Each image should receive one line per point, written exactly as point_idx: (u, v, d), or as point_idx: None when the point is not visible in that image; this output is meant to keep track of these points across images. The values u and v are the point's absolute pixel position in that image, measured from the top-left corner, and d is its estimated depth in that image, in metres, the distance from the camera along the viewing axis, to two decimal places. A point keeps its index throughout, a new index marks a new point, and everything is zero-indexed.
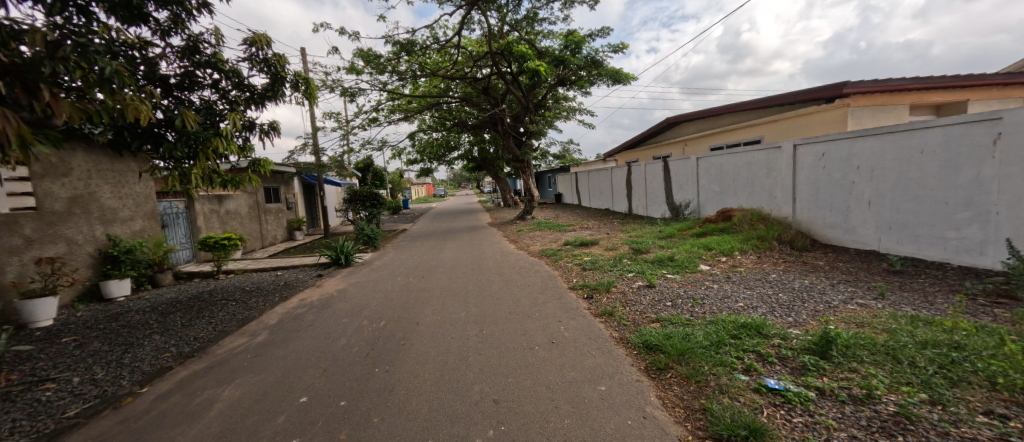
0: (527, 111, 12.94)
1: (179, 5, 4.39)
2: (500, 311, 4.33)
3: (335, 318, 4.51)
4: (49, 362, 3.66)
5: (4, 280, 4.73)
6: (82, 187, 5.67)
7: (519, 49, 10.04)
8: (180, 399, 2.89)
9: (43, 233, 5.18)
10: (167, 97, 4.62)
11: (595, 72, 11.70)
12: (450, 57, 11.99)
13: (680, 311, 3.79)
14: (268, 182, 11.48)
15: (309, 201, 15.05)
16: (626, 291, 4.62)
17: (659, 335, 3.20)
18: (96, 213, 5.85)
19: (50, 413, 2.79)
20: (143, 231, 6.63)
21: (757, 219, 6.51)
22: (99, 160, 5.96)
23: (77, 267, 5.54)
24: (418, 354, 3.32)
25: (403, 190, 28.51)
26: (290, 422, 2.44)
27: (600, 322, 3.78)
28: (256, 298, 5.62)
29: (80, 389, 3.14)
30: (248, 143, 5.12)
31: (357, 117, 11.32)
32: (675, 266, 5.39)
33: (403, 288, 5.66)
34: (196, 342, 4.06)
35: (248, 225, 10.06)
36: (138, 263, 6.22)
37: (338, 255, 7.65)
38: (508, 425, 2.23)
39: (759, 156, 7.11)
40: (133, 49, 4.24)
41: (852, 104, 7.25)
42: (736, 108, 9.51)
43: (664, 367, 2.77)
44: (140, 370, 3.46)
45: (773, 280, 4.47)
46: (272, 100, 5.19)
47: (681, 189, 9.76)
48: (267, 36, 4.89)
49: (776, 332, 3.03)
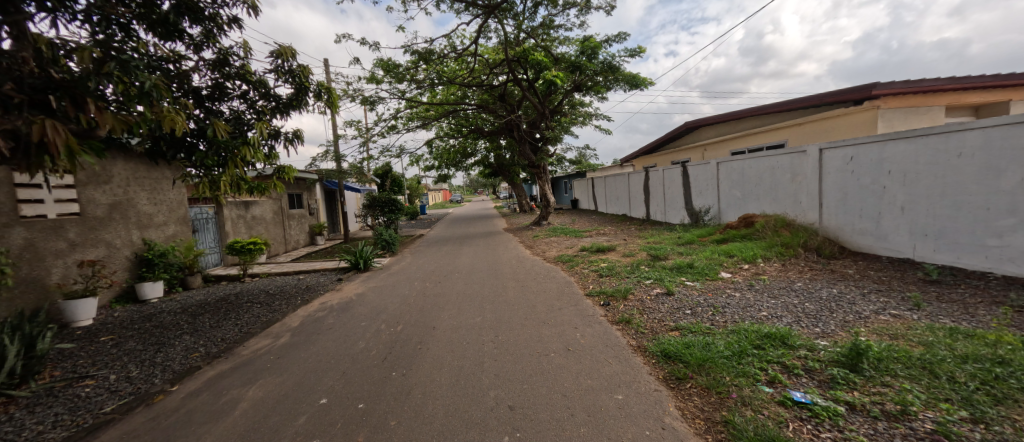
0: (543, 116, 13.01)
1: (211, 21, 4.64)
2: (516, 317, 4.33)
3: (354, 321, 4.61)
4: (89, 359, 3.87)
5: (50, 281, 5.01)
6: (121, 194, 6.01)
7: (535, 57, 10.10)
8: (208, 397, 3.01)
9: (86, 237, 5.49)
10: (199, 108, 4.86)
11: (612, 78, 11.61)
12: (466, 65, 12.10)
13: (700, 319, 3.70)
14: (291, 189, 11.84)
15: (330, 207, 15.47)
16: (644, 299, 4.53)
17: (679, 343, 3.15)
18: (133, 219, 6.18)
19: (89, 409, 2.94)
20: (175, 236, 6.99)
21: (781, 225, 6.34)
22: (137, 168, 6.31)
23: (116, 269, 5.86)
24: (435, 359, 3.36)
25: (420, 197, 29.07)
26: (310, 423, 2.50)
27: (617, 329, 3.74)
28: (279, 301, 5.78)
29: (117, 386, 3.30)
30: (272, 151, 5.32)
31: (378, 125, 11.55)
32: (695, 273, 5.27)
33: (419, 293, 5.74)
34: (223, 342, 4.21)
35: (273, 230, 10.42)
36: (170, 266, 6.55)
37: (358, 259, 7.78)
38: (523, 432, 2.23)
39: (782, 160, 6.91)
40: (168, 63, 4.47)
41: (883, 106, 6.98)
42: (758, 111, 9.26)
43: (683, 376, 2.71)
44: (172, 368, 3.61)
45: (799, 288, 4.32)
46: (296, 109, 5.40)
47: (700, 194, 9.55)
48: (292, 48, 5.08)
49: (802, 343, 2.93)
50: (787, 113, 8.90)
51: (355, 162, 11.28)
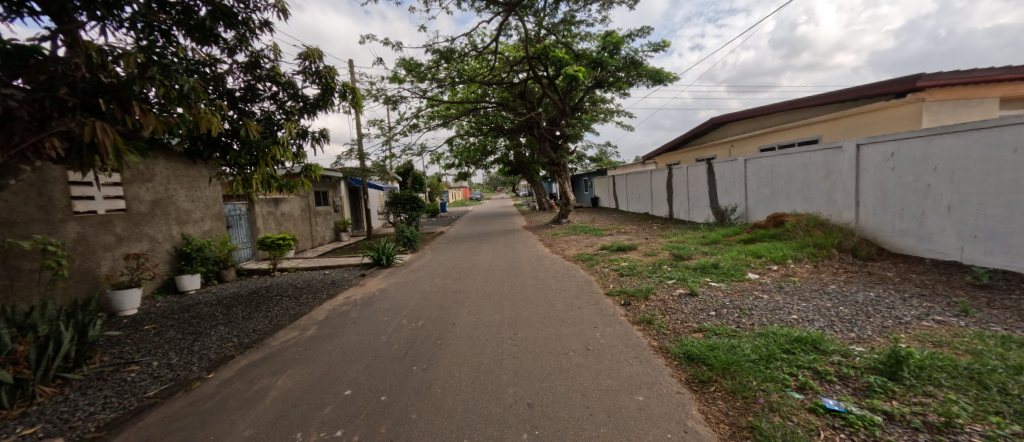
0: (564, 114, 12.90)
1: (244, 25, 4.84)
2: (535, 315, 4.33)
3: (377, 316, 4.73)
4: (133, 346, 4.14)
5: (100, 272, 5.37)
6: (162, 191, 6.38)
7: (555, 53, 10.02)
8: (241, 385, 3.16)
9: (131, 231, 5.85)
10: (233, 109, 5.08)
11: (634, 73, 11.39)
12: (487, 63, 12.13)
13: (725, 322, 3.60)
14: (317, 187, 12.23)
15: (354, 204, 15.88)
16: (666, 299, 4.44)
17: (702, 345, 3.07)
18: (173, 215, 6.55)
19: (134, 392, 3.15)
20: (211, 231, 7.35)
21: (813, 225, 6.06)
22: (176, 166, 6.67)
23: (158, 262, 6.22)
24: (454, 355, 3.40)
25: (440, 195, 29.42)
26: (335, 413, 2.58)
27: (638, 329, 3.68)
28: (306, 295, 5.99)
29: (159, 372, 3.52)
30: (300, 150, 5.51)
31: (399, 124, 11.76)
32: (720, 273, 5.11)
33: (440, 290, 5.81)
34: (254, 333, 4.41)
35: (300, 226, 10.79)
36: (207, 260, 6.89)
37: (380, 255, 7.96)
38: (542, 430, 2.23)
39: (816, 157, 6.60)
40: (205, 66, 4.69)
41: (928, 99, 6.56)
42: (790, 105, 8.87)
43: (707, 379, 2.64)
44: (208, 357, 3.81)
45: (832, 291, 4.11)
46: (322, 109, 5.57)
47: (727, 192, 9.25)
48: (319, 50, 5.24)
49: (836, 348, 2.80)
50: (821, 107, 8.49)
51: (378, 161, 11.52)
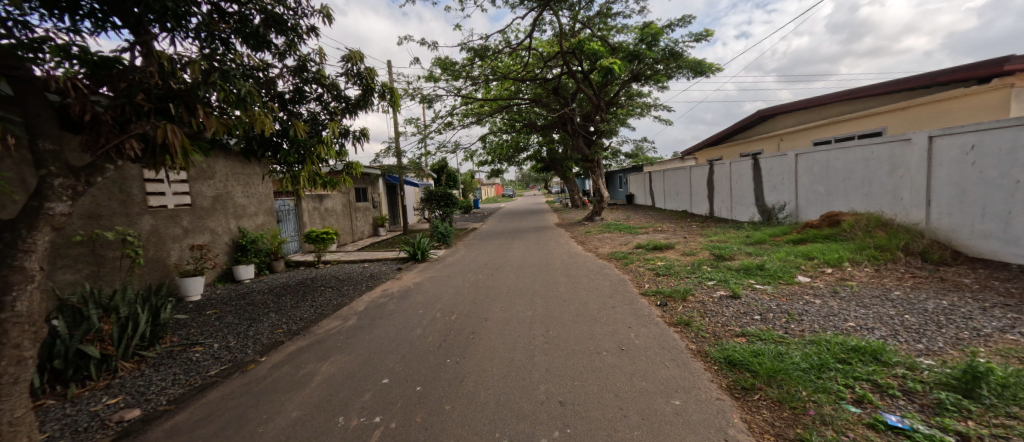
0: (598, 109, 12.64)
1: (293, 31, 5.13)
2: (567, 313, 4.29)
3: (412, 309, 4.90)
4: (198, 329, 4.54)
5: (170, 261, 5.93)
6: (221, 187, 6.93)
7: (591, 47, 9.83)
8: (290, 369, 3.39)
9: (196, 224, 6.41)
10: (283, 110, 5.41)
11: (674, 65, 10.94)
12: (521, 60, 12.10)
13: (771, 327, 3.39)
14: (358, 184, 12.78)
15: (391, 200, 16.45)
16: (705, 301, 4.25)
17: (746, 351, 2.92)
18: (231, 210, 7.10)
19: (198, 371, 3.46)
20: (263, 225, 7.90)
21: (875, 226, 5.56)
22: (234, 165, 7.22)
23: (218, 253, 6.77)
24: (487, 349, 3.45)
25: (473, 191, 29.84)
26: (374, 400, 2.70)
27: (675, 331, 3.55)
28: (348, 287, 6.30)
29: (219, 353, 3.84)
30: (343, 149, 5.78)
31: (435, 122, 12.02)
32: (766, 276, 4.82)
33: (472, 285, 5.91)
34: (301, 321, 4.71)
35: (342, 221, 11.34)
36: (260, 252, 7.43)
37: (416, 250, 8.20)
38: (573, 428, 2.21)
39: (880, 151, 6.03)
40: (258, 71, 5.03)
41: (1019, 83, 5.81)
42: (851, 95, 8.16)
43: (750, 386, 2.51)
44: (261, 341, 4.11)
45: (895, 298, 3.76)
46: (363, 109, 5.80)
47: (775, 189, 8.68)
48: (360, 52, 5.46)
49: (899, 361, 2.56)
50: (887, 96, 7.75)
51: (414, 158, 11.85)
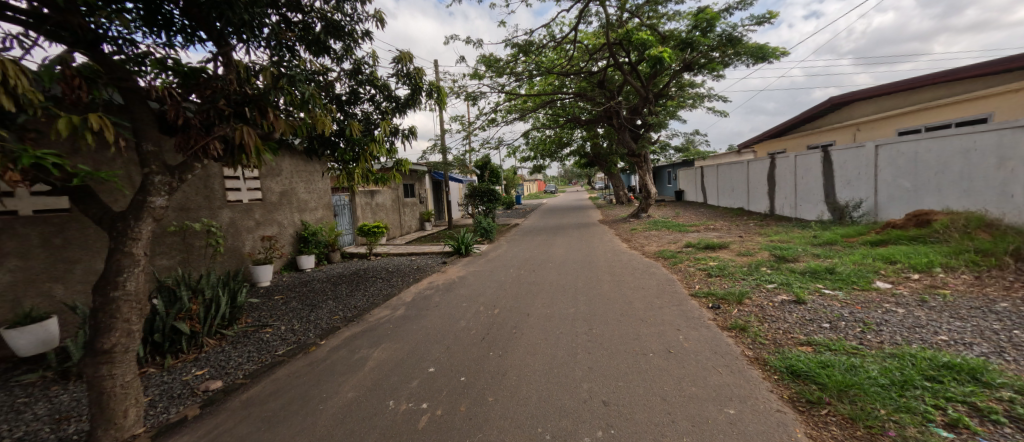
0: (647, 101, 12.15)
1: (349, 36, 5.44)
2: (611, 312, 4.18)
3: (456, 301, 5.04)
4: (268, 312, 5.00)
5: (245, 250, 6.58)
6: (287, 184, 7.55)
7: (639, 37, 9.43)
8: (346, 352, 3.63)
9: (266, 217, 7.04)
10: (340, 111, 5.77)
11: (731, 52, 10.21)
12: (566, 53, 11.89)
13: (842, 337, 3.07)
14: (406, 180, 13.33)
15: (437, 196, 16.97)
16: (763, 305, 3.94)
17: (812, 361, 2.68)
18: (295, 204, 7.72)
19: (268, 349, 3.82)
20: (323, 218, 8.51)
21: (978, 227, 4.82)
22: (297, 163, 7.83)
23: (284, 244, 7.40)
24: (529, 344, 3.46)
25: (516, 187, 29.98)
26: (421, 387, 2.83)
27: (728, 336, 3.33)
28: (397, 278, 6.61)
29: (286, 335, 4.21)
30: (393, 146, 6.05)
31: (479, 119, 12.20)
32: (836, 280, 4.36)
33: (514, 280, 5.95)
34: (355, 309, 5.03)
35: (391, 215, 11.89)
36: (319, 243, 8.01)
37: (460, 245, 8.41)
38: (617, 429, 2.16)
39: (987, 140, 5.21)
40: (319, 75, 5.40)
41: None
42: (951, 76, 7.11)
43: (817, 400, 2.29)
44: (320, 326, 4.45)
45: (1000, 310, 3.25)
46: (411, 108, 6.03)
47: (847, 184, 7.83)
48: (410, 53, 5.67)
49: (1006, 382, 2.21)
50: (998, 76, 6.68)
51: (459, 155, 12.12)
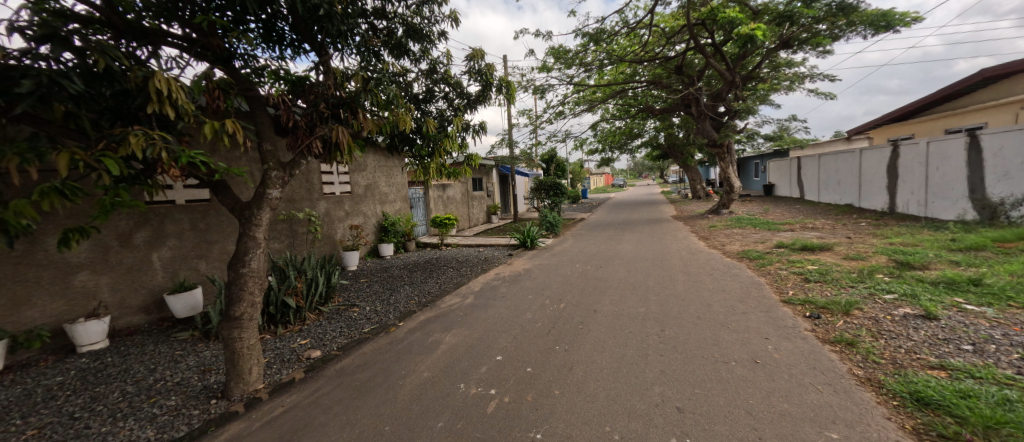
0: (734, 85, 11.06)
1: (426, 38, 5.70)
2: (688, 314, 3.90)
3: (523, 293, 5.08)
4: (355, 294, 5.51)
5: (336, 237, 7.30)
6: (370, 177, 8.20)
7: (725, 15, 8.56)
8: (420, 335, 3.86)
9: (353, 208, 7.73)
10: (417, 109, 6.10)
11: (842, 23, 8.86)
12: (640, 39, 11.23)
13: (990, 363, 2.51)
14: (475, 174, 13.73)
15: (504, 189, 17.25)
16: (877, 318, 3.38)
17: (946, 389, 2.23)
18: (377, 196, 8.36)
19: (356, 327, 4.20)
20: (400, 210, 9.11)
21: None
22: (379, 158, 8.45)
23: (368, 232, 8.07)
24: (597, 341, 3.36)
25: (582, 181, 29.33)
26: (489, 373, 2.90)
27: (832, 351, 2.92)
28: (466, 268, 6.86)
29: (370, 314, 4.60)
30: (464, 141, 6.24)
31: (546, 112, 12.08)
32: (981, 295, 3.58)
33: (581, 275, 5.83)
34: (428, 295, 5.32)
35: (461, 208, 12.35)
36: (397, 233, 8.60)
37: (526, 238, 8.46)
38: (693, 439, 2.01)
39: None
40: (399, 77, 5.75)
41: None
42: None
43: (954, 436, 1.90)
44: (398, 309, 4.79)
45: None
46: (482, 104, 6.16)
47: (1009, 177, 6.35)
48: (481, 50, 5.78)
49: None
50: None
51: (526, 149, 12.14)
